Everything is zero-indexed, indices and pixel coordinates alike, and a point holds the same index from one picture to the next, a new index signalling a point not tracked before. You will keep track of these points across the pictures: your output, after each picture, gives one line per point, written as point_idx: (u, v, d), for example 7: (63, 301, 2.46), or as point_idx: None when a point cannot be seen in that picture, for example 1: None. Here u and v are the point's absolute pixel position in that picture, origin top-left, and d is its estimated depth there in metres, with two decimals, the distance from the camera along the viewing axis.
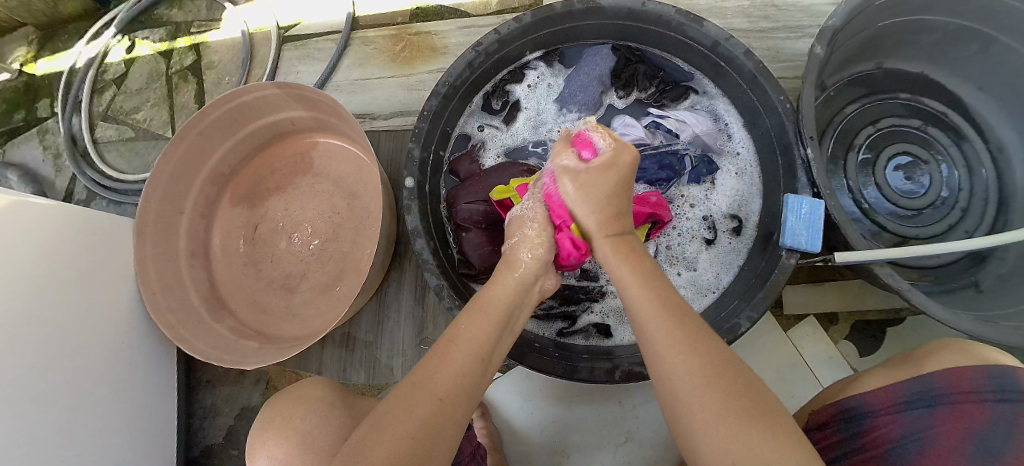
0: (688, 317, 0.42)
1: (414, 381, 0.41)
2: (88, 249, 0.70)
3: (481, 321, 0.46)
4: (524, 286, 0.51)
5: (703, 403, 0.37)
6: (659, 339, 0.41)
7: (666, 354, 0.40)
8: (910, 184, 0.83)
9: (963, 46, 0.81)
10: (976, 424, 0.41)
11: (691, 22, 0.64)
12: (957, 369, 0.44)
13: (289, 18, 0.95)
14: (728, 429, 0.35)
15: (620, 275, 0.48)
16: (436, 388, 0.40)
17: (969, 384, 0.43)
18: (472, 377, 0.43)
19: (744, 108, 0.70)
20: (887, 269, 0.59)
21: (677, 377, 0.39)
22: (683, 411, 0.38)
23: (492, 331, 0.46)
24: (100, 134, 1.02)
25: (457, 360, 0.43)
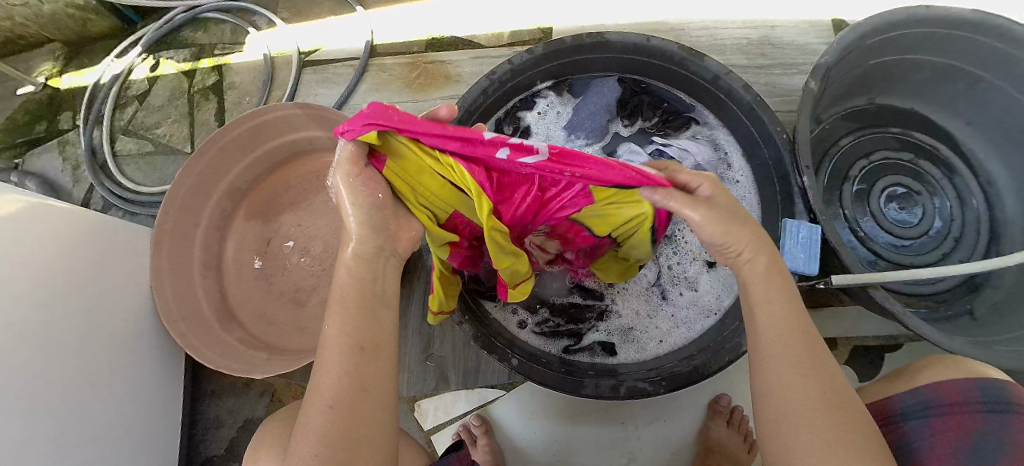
0: (818, 342, 0.41)
1: (308, 396, 0.38)
2: (104, 256, 0.72)
3: (342, 308, 0.41)
4: (375, 254, 0.45)
5: (809, 408, 0.37)
6: (780, 343, 0.41)
7: (774, 360, 0.40)
8: (903, 214, 0.87)
9: (949, 84, 0.85)
10: (966, 433, 0.42)
11: (693, 57, 0.69)
12: (946, 382, 0.46)
13: (310, 44, 1.00)
14: (824, 433, 0.36)
15: (766, 307, 0.43)
16: (324, 396, 0.37)
17: (959, 396, 0.45)
18: (364, 368, 0.39)
19: (744, 139, 0.74)
20: (883, 291, 0.61)
21: (785, 378, 0.39)
22: (777, 403, 0.38)
23: (354, 313, 0.41)
24: (120, 146, 1.05)
25: (333, 363, 0.38)
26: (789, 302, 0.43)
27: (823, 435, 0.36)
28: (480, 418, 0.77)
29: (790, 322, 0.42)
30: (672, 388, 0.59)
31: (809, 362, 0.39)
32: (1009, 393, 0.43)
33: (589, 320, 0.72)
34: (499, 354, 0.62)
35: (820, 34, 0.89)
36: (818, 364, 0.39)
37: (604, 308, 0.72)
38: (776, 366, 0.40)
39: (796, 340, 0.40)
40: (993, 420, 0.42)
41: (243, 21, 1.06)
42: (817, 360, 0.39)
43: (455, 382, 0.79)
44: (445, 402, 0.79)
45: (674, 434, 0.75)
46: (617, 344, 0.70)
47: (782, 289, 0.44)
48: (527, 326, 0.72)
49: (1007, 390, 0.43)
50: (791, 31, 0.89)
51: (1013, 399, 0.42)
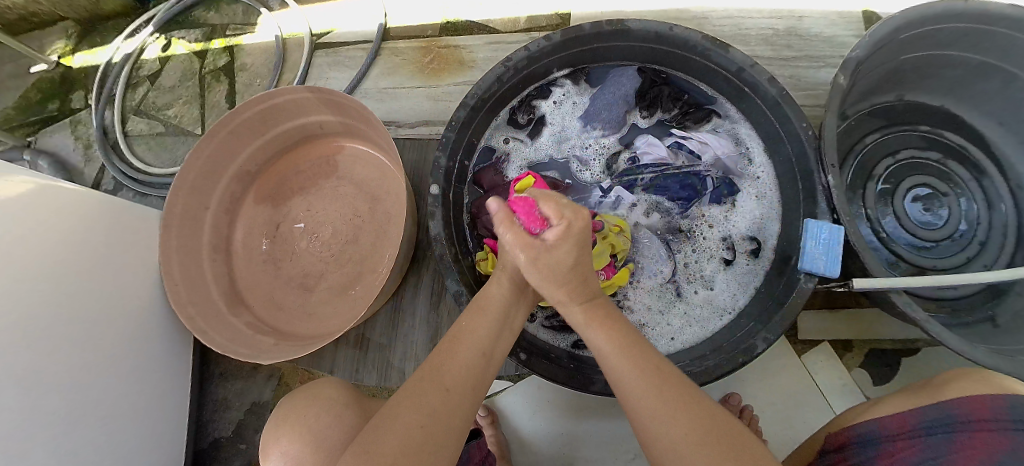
0: (654, 358, 0.44)
1: (424, 374, 0.43)
2: (113, 237, 0.72)
3: (482, 317, 0.48)
4: (518, 287, 0.52)
5: (681, 435, 0.38)
6: (624, 375, 0.43)
7: (631, 395, 0.42)
8: (928, 216, 0.84)
9: (983, 82, 0.82)
10: (993, 452, 0.41)
11: (716, 47, 0.66)
12: (975, 397, 0.45)
13: (322, 26, 0.98)
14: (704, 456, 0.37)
15: (594, 340, 0.47)
16: (445, 377, 0.42)
17: (988, 413, 0.43)
18: (477, 371, 0.44)
19: (767, 134, 0.71)
20: (905, 297, 0.59)
21: (650, 410, 0.40)
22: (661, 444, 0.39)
23: (492, 328, 0.47)
24: (131, 127, 1.05)
25: (462, 356, 0.44)
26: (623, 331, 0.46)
27: (700, 460, 0.37)
28: (486, 408, 0.77)
29: (621, 348, 0.45)
30: None
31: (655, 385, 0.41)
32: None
33: None
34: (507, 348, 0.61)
35: (849, 26, 0.85)
36: (661, 381, 0.42)
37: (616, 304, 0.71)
38: (637, 403, 0.41)
39: (637, 370, 0.43)
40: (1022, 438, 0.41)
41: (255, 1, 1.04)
42: (660, 378, 0.42)
43: None
44: None
45: None
46: None
47: (612, 317, 0.49)
48: (536, 320, 0.71)
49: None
50: (819, 22, 0.86)
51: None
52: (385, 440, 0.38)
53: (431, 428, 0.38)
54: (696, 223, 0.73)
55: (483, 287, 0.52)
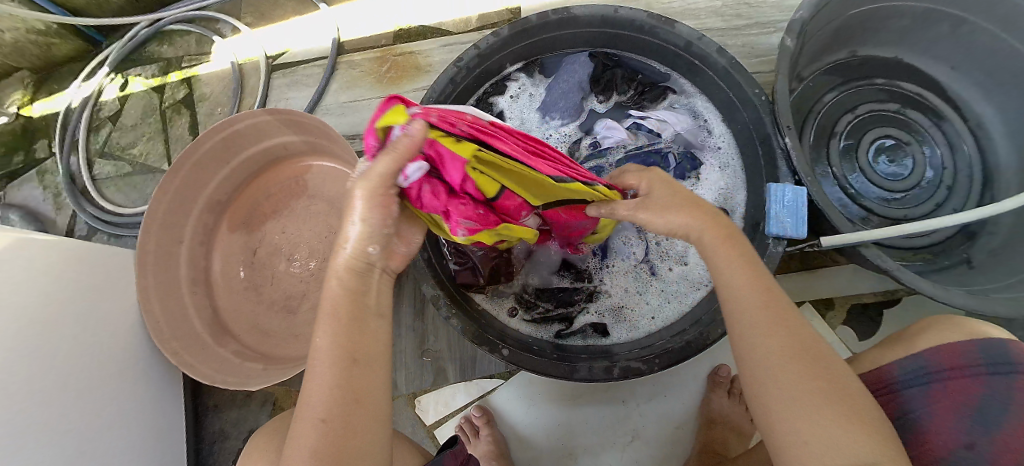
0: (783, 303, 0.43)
1: (302, 407, 0.40)
2: (89, 281, 0.71)
3: (331, 323, 0.42)
4: (362, 272, 0.44)
5: (778, 363, 0.40)
6: (746, 302, 0.43)
7: (754, 333, 0.42)
8: (894, 167, 0.85)
9: (931, 30, 0.83)
10: (971, 399, 0.44)
11: (663, 24, 0.67)
12: (949, 345, 0.46)
13: (276, 47, 0.97)
14: (798, 385, 0.38)
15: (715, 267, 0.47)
16: (313, 410, 0.39)
17: (960, 359, 0.45)
18: (355, 384, 0.40)
19: (722, 104, 0.72)
20: (874, 249, 0.61)
21: (755, 338, 0.42)
22: (766, 379, 0.40)
23: (354, 333, 0.42)
24: (98, 170, 1.04)
25: (324, 378, 0.40)
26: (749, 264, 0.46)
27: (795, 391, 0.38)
28: (481, 408, 0.77)
29: (751, 281, 0.45)
30: (666, 365, 0.59)
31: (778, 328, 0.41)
32: (1010, 351, 0.44)
33: (578, 303, 0.71)
34: (489, 346, 0.62)
35: None
36: (786, 327, 0.41)
37: (593, 289, 0.72)
38: (757, 338, 0.41)
39: (759, 301, 0.43)
40: (995, 382, 0.44)
41: (207, 30, 1.03)
42: (786, 325, 0.42)
43: (452, 376, 0.78)
44: (445, 396, 0.80)
45: (676, 408, 0.76)
46: (609, 324, 0.70)
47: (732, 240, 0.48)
48: (517, 315, 0.72)
49: (1008, 347, 0.44)
50: None
51: (1012, 356, 0.44)
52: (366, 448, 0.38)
53: None
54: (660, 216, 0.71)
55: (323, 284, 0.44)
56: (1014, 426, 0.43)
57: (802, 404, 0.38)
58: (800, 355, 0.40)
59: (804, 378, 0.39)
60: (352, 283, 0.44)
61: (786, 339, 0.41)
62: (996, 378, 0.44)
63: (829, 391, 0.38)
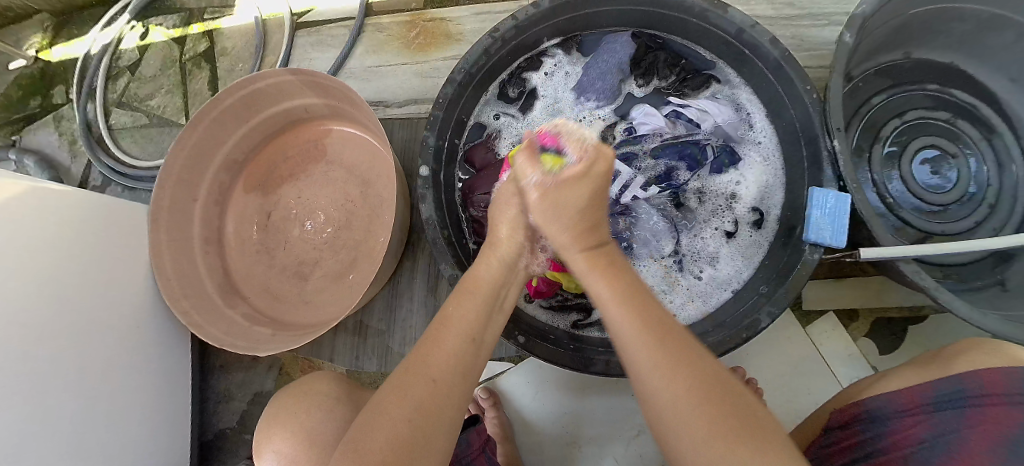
0: (656, 310, 0.41)
1: (410, 366, 0.40)
2: (102, 233, 0.70)
3: (470, 299, 0.45)
4: (511, 265, 0.49)
5: (675, 398, 0.36)
6: (627, 338, 0.40)
7: (632, 349, 0.39)
8: (936, 179, 0.81)
9: (996, 35, 0.78)
10: (1010, 429, 0.41)
11: (715, 9, 0.62)
12: (990, 371, 0.43)
13: (302, 4, 0.94)
14: (698, 420, 0.35)
15: (594, 289, 0.44)
16: (431, 369, 0.39)
17: (1002, 387, 0.42)
18: (465, 360, 0.41)
19: (768, 98, 0.68)
20: (914, 265, 0.57)
21: (651, 375, 0.38)
22: (652, 396, 0.38)
23: (481, 310, 0.45)
24: (115, 120, 1.02)
25: (446, 342, 0.41)
26: (632, 289, 0.43)
27: (696, 422, 0.35)
28: (487, 391, 0.76)
29: (632, 317, 0.40)
30: None
31: (655, 341, 0.39)
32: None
33: None
34: (504, 331, 0.60)
35: None
36: (664, 339, 0.39)
37: None
38: (638, 357, 0.39)
39: (633, 318, 0.40)
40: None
41: None
42: (671, 353, 0.38)
43: None
44: None
45: None
46: None
47: (614, 263, 0.45)
48: (534, 301, 0.70)
49: None
50: None
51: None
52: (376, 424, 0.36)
53: (422, 407, 0.37)
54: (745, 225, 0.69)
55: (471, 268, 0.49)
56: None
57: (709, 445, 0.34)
58: (677, 364, 0.37)
59: (704, 405, 0.35)
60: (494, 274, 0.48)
61: (680, 370, 0.37)
62: None
63: (738, 428, 0.34)
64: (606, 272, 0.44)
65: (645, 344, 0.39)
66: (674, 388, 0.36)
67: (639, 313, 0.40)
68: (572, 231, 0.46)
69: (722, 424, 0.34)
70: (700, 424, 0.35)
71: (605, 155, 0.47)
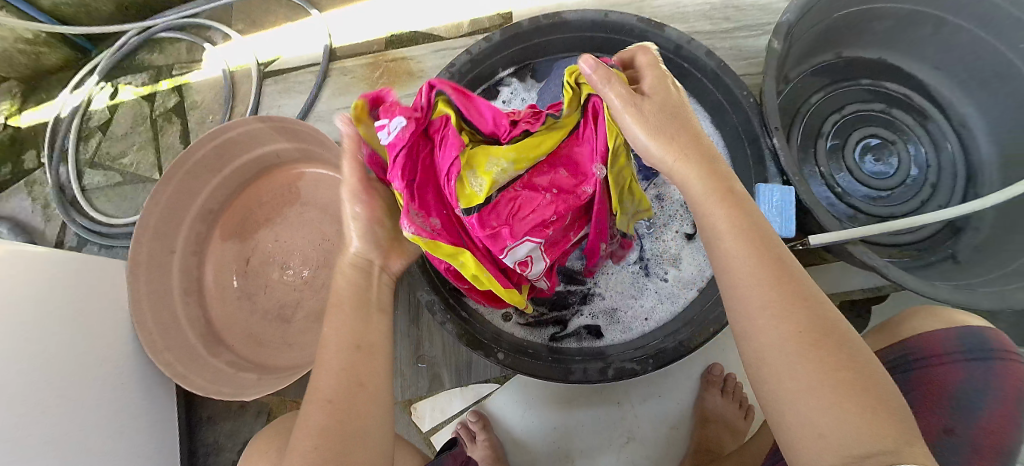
0: (772, 252, 0.40)
1: (310, 393, 0.41)
2: (82, 292, 0.71)
3: (341, 316, 0.46)
4: (364, 272, 0.51)
5: (783, 335, 0.36)
6: (740, 268, 0.39)
7: (744, 295, 0.38)
8: (880, 166, 0.87)
9: (915, 31, 0.85)
10: (952, 383, 0.47)
11: (652, 29, 0.67)
12: (929, 335, 0.49)
13: (268, 54, 0.97)
14: (806, 364, 0.34)
15: (709, 218, 0.43)
16: (324, 392, 0.40)
17: (943, 347, 0.48)
18: (360, 368, 0.43)
19: (711, 106, 0.73)
20: (861, 246, 0.61)
21: (763, 311, 0.37)
22: (757, 337, 0.37)
23: (357, 320, 0.46)
24: (88, 180, 1.03)
25: (331, 361, 0.43)
26: (746, 221, 0.42)
27: (806, 368, 0.34)
28: (476, 414, 0.77)
29: (748, 251, 0.40)
30: (659, 365, 0.60)
31: (775, 285, 0.38)
32: (986, 337, 0.48)
33: (572, 305, 0.72)
34: (485, 350, 0.62)
35: None
36: (788, 291, 0.37)
37: (586, 292, 0.73)
38: (756, 309, 0.37)
39: (758, 267, 0.39)
40: (974, 368, 0.47)
41: (198, 37, 1.03)
42: (787, 294, 0.37)
43: (448, 381, 0.78)
44: (441, 402, 0.81)
45: (671, 409, 0.76)
46: (602, 326, 0.71)
47: (734, 195, 0.44)
48: (511, 319, 0.72)
49: (984, 334, 0.48)
50: None
51: (989, 343, 0.47)
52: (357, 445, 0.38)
53: None
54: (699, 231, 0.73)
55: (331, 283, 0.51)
56: (991, 408, 0.46)
57: (811, 387, 0.33)
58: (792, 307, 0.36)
59: (808, 349, 0.35)
60: None
61: (793, 308, 0.36)
62: (976, 363, 0.47)
63: (839, 380, 0.33)
64: (726, 201, 0.43)
65: (759, 272, 0.38)
66: (780, 330, 0.36)
67: (758, 246, 0.40)
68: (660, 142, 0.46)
69: (828, 374, 0.33)
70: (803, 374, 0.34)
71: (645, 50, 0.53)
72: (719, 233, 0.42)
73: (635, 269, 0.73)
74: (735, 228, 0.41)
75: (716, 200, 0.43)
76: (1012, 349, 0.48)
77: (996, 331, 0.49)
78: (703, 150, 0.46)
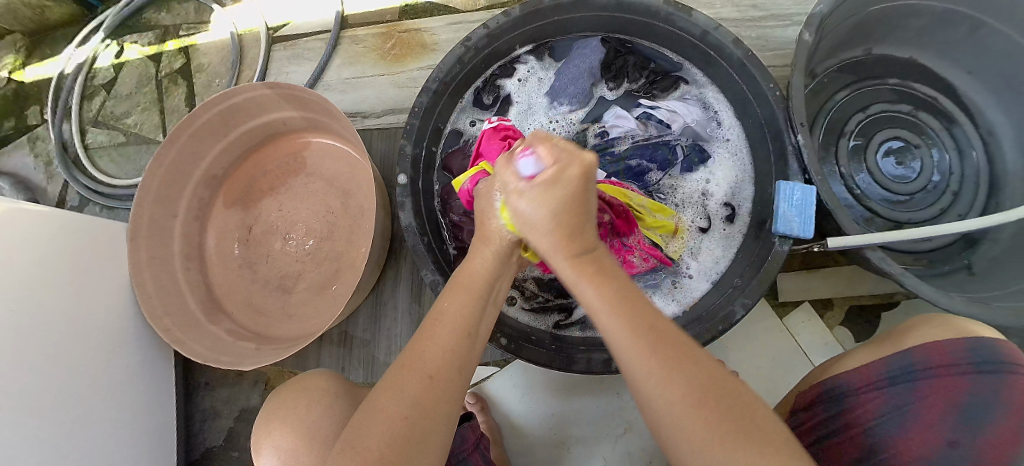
0: (644, 307, 0.39)
1: (406, 361, 0.40)
2: (80, 254, 0.69)
3: (463, 296, 0.44)
4: (506, 258, 0.48)
5: (669, 393, 0.35)
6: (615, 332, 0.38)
7: (626, 354, 0.37)
8: (901, 169, 0.84)
9: (950, 31, 0.81)
10: (956, 396, 0.43)
11: (679, 12, 0.64)
12: (938, 343, 0.45)
13: (278, 18, 0.95)
14: (700, 422, 0.33)
15: (585, 295, 0.41)
16: (424, 365, 0.39)
17: (950, 357, 0.44)
18: None
19: (734, 97, 0.70)
20: (880, 252, 0.59)
21: (645, 373, 0.36)
22: (652, 405, 0.35)
23: (475, 306, 0.44)
24: (91, 139, 1.01)
25: (439, 338, 0.41)
26: (606, 270, 0.42)
27: (689, 414, 0.34)
28: (475, 395, 0.77)
29: (619, 317, 0.38)
30: None
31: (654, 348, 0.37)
32: (998, 350, 0.44)
33: None
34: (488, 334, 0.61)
35: None
36: (657, 341, 0.37)
37: None
38: (637, 367, 0.36)
39: (634, 335, 0.37)
40: (983, 379, 0.43)
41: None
42: (661, 346, 0.37)
43: None
44: None
45: None
46: None
47: (601, 262, 0.43)
48: (516, 303, 0.72)
49: (995, 347, 0.44)
50: None
51: (1000, 356, 0.43)
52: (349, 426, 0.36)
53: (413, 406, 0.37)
54: (743, 209, 0.71)
55: (463, 262, 0.48)
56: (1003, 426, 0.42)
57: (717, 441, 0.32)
58: (681, 367, 0.36)
59: (690, 390, 0.34)
60: (489, 265, 0.47)
61: (669, 359, 0.36)
62: (985, 378, 0.43)
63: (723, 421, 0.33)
64: (589, 268, 0.42)
65: (630, 337, 0.37)
66: (675, 395, 0.35)
67: (621, 304, 0.39)
68: (553, 235, 0.43)
69: (712, 420, 0.33)
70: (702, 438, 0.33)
71: (582, 157, 0.43)
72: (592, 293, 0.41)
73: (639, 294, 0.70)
74: (601, 287, 0.41)
75: (589, 277, 0.42)
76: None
77: (1009, 346, 0.45)
78: (586, 236, 0.44)
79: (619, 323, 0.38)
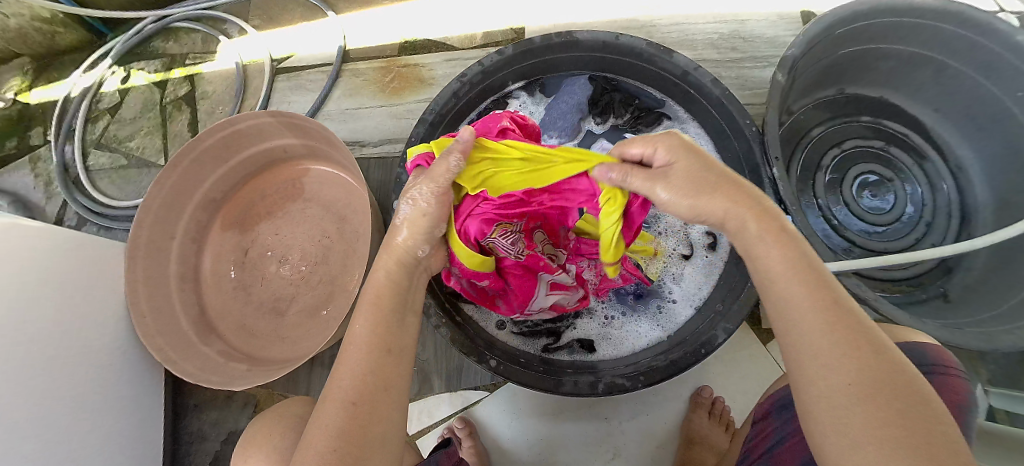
0: (833, 293, 0.37)
1: (326, 392, 0.40)
2: (77, 272, 0.71)
3: (371, 310, 0.44)
4: (409, 268, 0.49)
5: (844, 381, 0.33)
6: (795, 303, 0.36)
7: (800, 328, 0.36)
8: (876, 201, 0.88)
9: (917, 73, 0.86)
10: None
11: (661, 53, 0.70)
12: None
13: (282, 51, 0.99)
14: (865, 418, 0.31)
15: (760, 256, 0.40)
16: (343, 393, 0.39)
17: None
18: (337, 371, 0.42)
19: (714, 132, 0.74)
20: (855, 278, 0.62)
21: (816, 355, 0.34)
22: (817, 388, 0.34)
23: (390, 318, 0.44)
24: (92, 161, 1.04)
25: (351, 359, 0.41)
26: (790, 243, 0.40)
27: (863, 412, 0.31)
28: (463, 420, 0.77)
29: (808, 293, 0.36)
30: (649, 382, 0.60)
31: (835, 325, 0.35)
32: (924, 354, 0.50)
33: (566, 319, 0.73)
34: (477, 356, 0.63)
35: (789, 26, 0.90)
36: (844, 332, 0.34)
37: (579, 306, 0.74)
38: (808, 347, 0.35)
39: (818, 313, 0.35)
40: None
41: (214, 30, 1.04)
42: (848, 337, 0.34)
43: (437, 386, 0.79)
44: (429, 406, 0.80)
45: (658, 428, 0.76)
46: (595, 341, 0.72)
47: (784, 232, 0.40)
48: (506, 327, 0.73)
49: (919, 351, 0.50)
50: (761, 24, 0.90)
51: (925, 359, 0.49)
52: (334, 445, 0.36)
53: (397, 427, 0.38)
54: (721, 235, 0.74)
55: (370, 274, 0.48)
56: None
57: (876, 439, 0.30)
58: (859, 353, 0.33)
59: (867, 391, 0.32)
60: (395, 275, 0.48)
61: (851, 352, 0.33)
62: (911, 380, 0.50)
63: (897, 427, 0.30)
64: (779, 238, 0.40)
65: (811, 317, 0.35)
66: (841, 378, 0.33)
67: (815, 284, 0.37)
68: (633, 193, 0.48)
69: (886, 422, 0.30)
70: (859, 425, 0.31)
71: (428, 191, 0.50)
72: (771, 261, 0.39)
73: (625, 318, 0.72)
74: (787, 259, 0.38)
75: (767, 241, 0.40)
76: (953, 367, 0.48)
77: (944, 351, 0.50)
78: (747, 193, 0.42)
79: (802, 296, 0.36)
